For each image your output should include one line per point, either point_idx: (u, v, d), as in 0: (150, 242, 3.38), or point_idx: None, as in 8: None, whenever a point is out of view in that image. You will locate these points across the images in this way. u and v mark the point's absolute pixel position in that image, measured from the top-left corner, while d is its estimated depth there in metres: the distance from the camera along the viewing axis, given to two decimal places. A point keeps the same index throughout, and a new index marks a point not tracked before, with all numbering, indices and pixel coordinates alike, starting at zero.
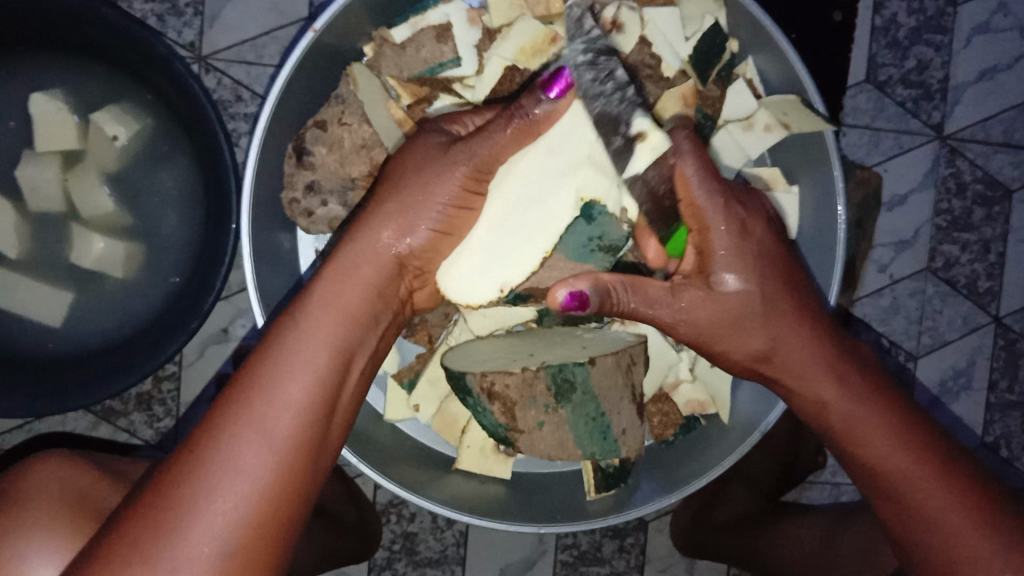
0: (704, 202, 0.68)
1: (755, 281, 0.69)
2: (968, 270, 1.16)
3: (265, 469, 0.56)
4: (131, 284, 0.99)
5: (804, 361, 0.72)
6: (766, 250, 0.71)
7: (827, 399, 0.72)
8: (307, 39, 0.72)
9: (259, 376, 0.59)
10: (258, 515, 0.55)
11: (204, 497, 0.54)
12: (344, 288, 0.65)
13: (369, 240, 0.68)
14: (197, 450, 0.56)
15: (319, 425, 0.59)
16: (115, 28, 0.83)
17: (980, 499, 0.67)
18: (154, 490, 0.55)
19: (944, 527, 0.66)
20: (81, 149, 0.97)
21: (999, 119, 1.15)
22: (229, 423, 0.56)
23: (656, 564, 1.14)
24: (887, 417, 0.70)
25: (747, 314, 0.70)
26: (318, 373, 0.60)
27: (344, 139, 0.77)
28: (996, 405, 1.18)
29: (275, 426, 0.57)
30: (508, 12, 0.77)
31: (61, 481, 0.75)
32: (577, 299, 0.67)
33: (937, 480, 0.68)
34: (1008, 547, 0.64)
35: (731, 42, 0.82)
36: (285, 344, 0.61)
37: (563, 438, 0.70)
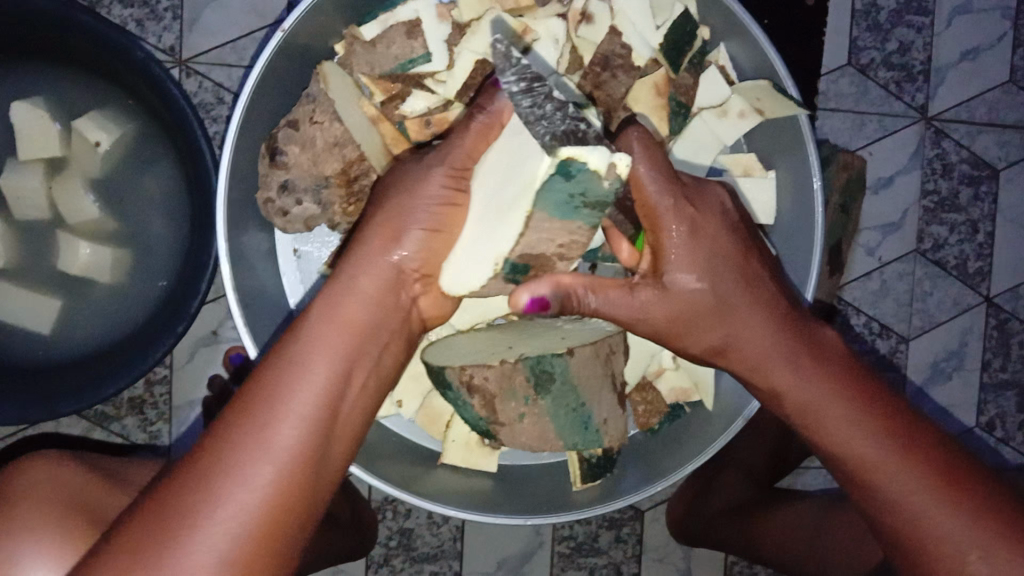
0: (656, 203, 0.68)
1: (710, 279, 0.69)
2: (957, 251, 1.16)
3: (265, 483, 0.54)
4: (118, 290, 1.00)
5: (759, 350, 0.70)
6: (718, 244, 0.70)
7: (779, 388, 0.70)
8: (278, 39, 0.72)
9: (263, 384, 0.58)
10: (258, 530, 0.53)
11: (203, 510, 0.53)
12: (350, 293, 0.64)
13: (370, 254, 0.66)
14: (202, 458, 0.55)
15: (322, 438, 0.58)
16: (92, 34, 0.83)
17: (945, 474, 0.63)
18: (158, 502, 0.54)
19: (904, 507, 0.63)
20: (64, 156, 0.97)
21: (984, 99, 1.15)
22: (234, 437, 0.55)
23: (653, 553, 1.15)
24: (842, 399, 0.67)
25: (702, 312, 0.70)
26: (321, 387, 0.58)
27: (316, 138, 0.75)
28: (989, 385, 1.18)
29: (276, 440, 0.55)
30: (476, 9, 0.78)
31: (55, 480, 0.76)
32: (538, 302, 0.65)
33: (900, 458, 0.64)
34: (971, 522, 0.60)
35: (703, 29, 0.82)
36: (288, 358, 0.59)
37: (544, 429, 0.72)
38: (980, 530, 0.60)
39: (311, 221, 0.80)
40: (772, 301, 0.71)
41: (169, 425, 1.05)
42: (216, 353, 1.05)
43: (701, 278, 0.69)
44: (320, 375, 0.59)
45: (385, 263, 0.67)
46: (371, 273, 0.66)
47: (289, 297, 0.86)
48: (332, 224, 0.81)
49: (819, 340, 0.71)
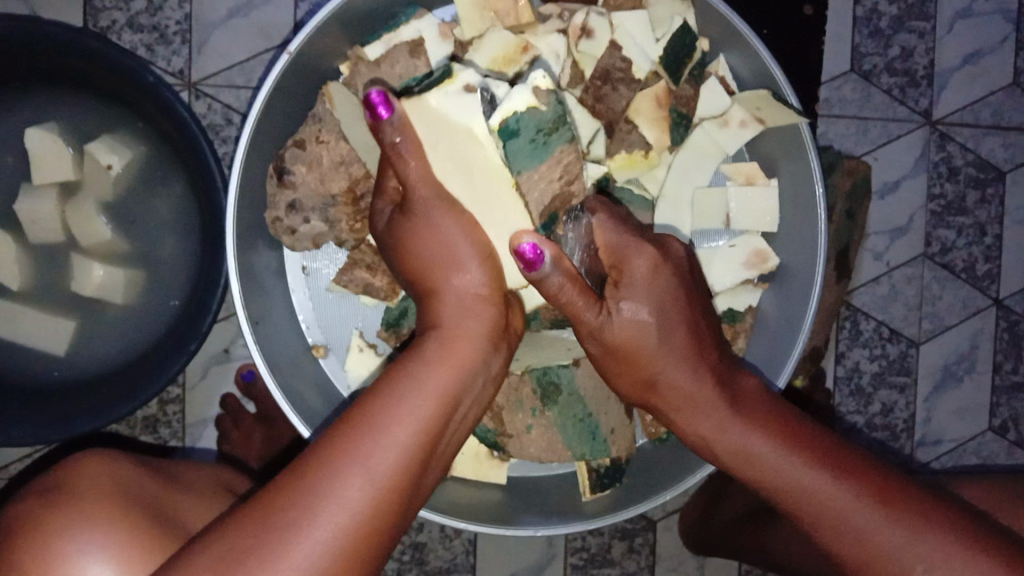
0: (615, 241, 0.70)
1: (650, 313, 0.68)
2: (965, 253, 1.16)
3: (361, 505, 0.53)
4: (132, 310, 1.01)
5: (684, 391, 0.68)
6: (671, 285, 0.70)
7: (705, 432, 0.67)
8: (284, 61, 0.74)
9: (366, 412, 0.57)
10: (348, 548, 0.52)
11: (298, 524, 0.52)
12: (455, 336, 0.64)
13: (454, 288, 0.67)
14: (301, 473, 0.54)
15: (418, 467, 0.57)
16: (104, 60, 0.85)
17: (882, 493, 0.59)
18: (253, 515, 0.53)
19: (847, 531, 0.59)
20: (77, 180, 0.99)
21: (988, 102, 1.15)
22: (335, 456, 0.54)
23: (666, 563, 1.15)
24: (767, 435, 0.64)
25: (642, 348, 0.68)
26: (425, 418, 0.58)
27: (322, 156, 0.77)
28: (1001, 388, 1.18)
29: (378, 461, 0.54)
30: (479, 25, 0.79)
31: (111, 475, 0.75)
32: (534, 249, 0.65)
33: (837, 480, 0.60)
34: (912, 536, 0.57)
35: (703, 41, 0.84)
36: (396, 387, 0.59)
37: (552, 439, 0.75)
38: (928, 546, 0.56)
39: (319, 239, 0.81)
40: (695, 344, 0.69)
41: (183, 443, 1.06)
42: (228, 372, 1.06)
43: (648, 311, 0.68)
44: (424, 405, 0.58)
45: (473, 302, 0.66)
46: (468, 314, 0.66)
47: (298, 315, 0.87)
48: (339, 242, 0.81)
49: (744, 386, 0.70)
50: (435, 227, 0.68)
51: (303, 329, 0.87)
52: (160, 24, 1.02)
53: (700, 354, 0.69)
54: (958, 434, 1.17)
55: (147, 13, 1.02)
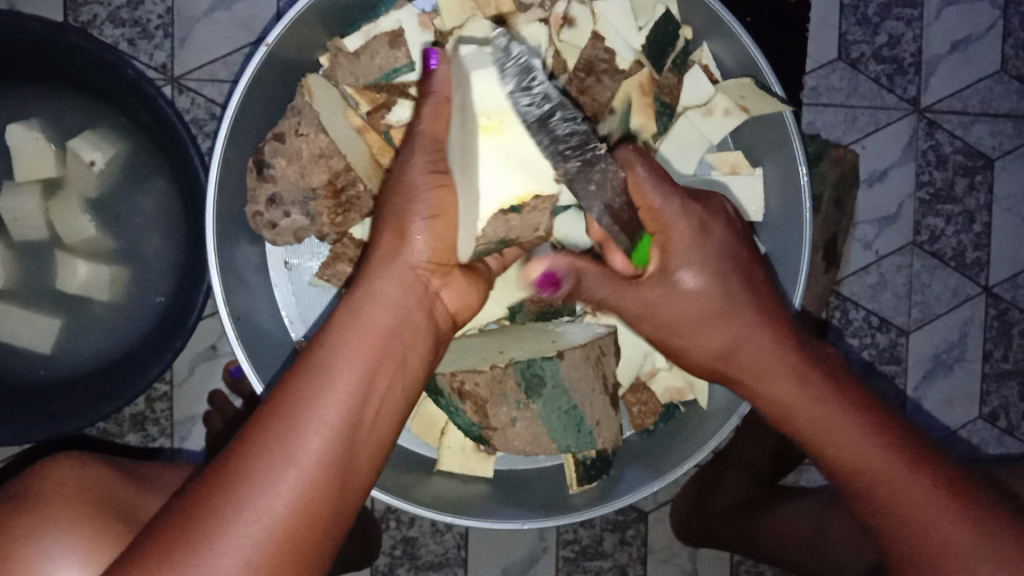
0: (664, 205, 0.66)
1: (714, 281, 0.68)
2: (954, 242, 1.16)
3: (292, 492, 0.51)
4: (117, 307, 1.00)
5: (758, 360, 0.69)
6: (725, 247, 0.69)
7: (785, 402, 0.68)
8: (262, 53, 0.73)
9: (292, 395, 0.54)
10: (281, 534, 0.50)
11: (230, 519, 0.49)
12: (382, 305, 0.61)
13: (392, 253, 0.65)
14: (228, 464, 0.52)
15: (352, 446, 0.54)
16: (84, 54, 0.84)
17: (959, 492, 0.61)
18: (184, 511, 0.51)
19: (920, 524, 0.60)
20: (59, 177, 0.98)
21: (976, 89, 1.15)
22: (264, 444, 0.52)
23: (658, 555, 1.15)
24: (850, 412, 0.66)
25: (703, 313, 0.68)
26: (352, 393, 0.55)
27: (302, 149, 0.75)
28: (991, 375, 1.18)
29: (304, 444, 0.52)
30: (458, 15, 0.78)
31: (82, 481, 0.75)
32: (551, 278, 0.66)
33: (912, 473, 0.62)
34: (986, 541, 0.59)
35: (685, 29, 0.82)
36: (322, 363, 0.56)
37: (537, 432, 0.74)
38: (994, 547, 0.58)
39: (299, 233, 0.81)
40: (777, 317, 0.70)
41: (171, 440, 1.05)
42: (216, 368, 1.06)
43: (704, 278, 0.68)
44: (351, 381, 0.55)
45: (410, 266, 0.64)
46: (402, 277, 0.63)
47: (281, 311, 0.86)
48: (320, 236, 0.81)
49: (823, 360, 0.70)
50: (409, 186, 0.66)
51: (286, 324, 0.86)
52: (141, 19, 1.01)
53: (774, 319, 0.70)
54: (949, 423, 1.17)
55: (128, 7, 1.01)
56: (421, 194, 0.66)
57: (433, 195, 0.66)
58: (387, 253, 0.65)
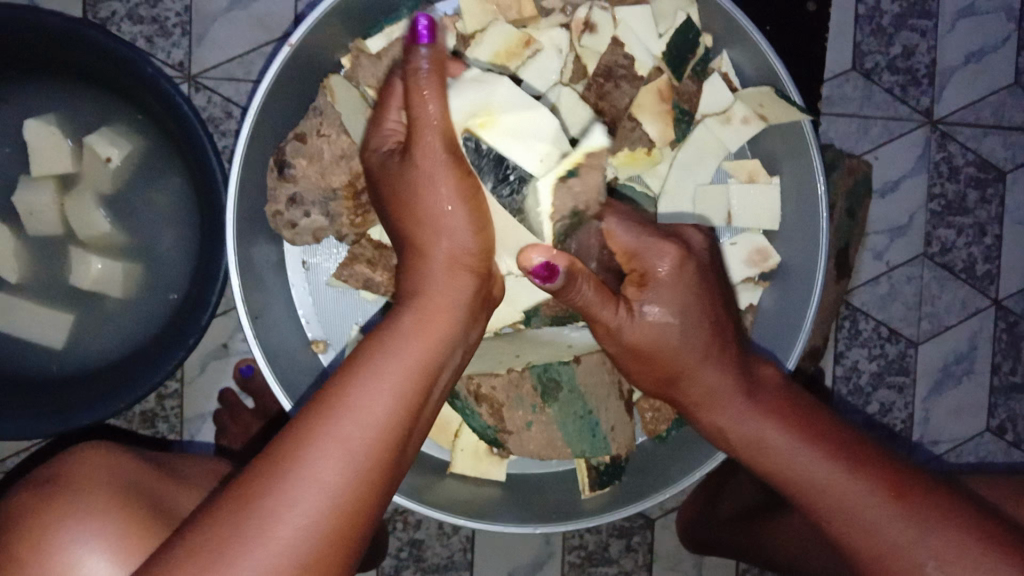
0: (636, 245, 0.69)
1: (676, 312, 0.68)
2: (965, 253, 1.16)
3: (345, 478, 0.52)
4: (130, 303, 1.00)
5: (708, 391, 0.70)
6: (695, 283, 0.69)
7: (723, 425, 0.71)
8: (284, 54, 0.74)
9: (344, 388, 0.55)
10: (336, 523, 0.51)
11: (284, 499, 0.50)
12: (429, 308, 0.61)
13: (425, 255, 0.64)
14: (279, 452, 0.52)
15: (398, 442, 0.55)
16: (104, 51, 0.84)
17: (896, 487, 0.64)
18: (231, 499, 0.51)
19: (865, 523, 0.63)
20: (75, 173, 0.98)
21: (989, 101, 1.15)
22: (313, 436, 0.52)
23: (664, 561, 1.15)
24: (785, 431, 0.68)
25: (668, 347, 0.69)
26: (406, 391, 0.56)
27: (324, 150, 0.77)
28: (999, 388, 1.18)
29: (354, 437, 0.53)
30: (481, 19, 0.79)
31: (107, 466, 0.75)
32: (548, 268, 0.62)
33: (853, 478, 0.64)
34: (923, 531, 0.61)
35: (706, 36, 0.83)
36: (373, 360, 0.57)
37: (552, 437, 0.75)
38: (936, 535, 0.61)
39: (319, 233, 0.80)
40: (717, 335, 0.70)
41: (181, 438, 1.05)
42: (227, 366, 1.06)
43: (670, 312, 0.68)
44: (398, 379, 0.56)
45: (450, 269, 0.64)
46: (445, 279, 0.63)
47: (297, 310, 0.87)
48: (339, 236, 0.81)
49: (757, 376, 0.72)
50: (430, 186, 0.62)
51: (303, 324, 0.87)
52: (160, 16, 1.01)
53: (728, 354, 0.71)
54: (956, 435, 1.17)
55: (146, 5, 1.01)
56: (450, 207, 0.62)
57: (463, 206, 0.63)
58: (436, 256, 0.63)
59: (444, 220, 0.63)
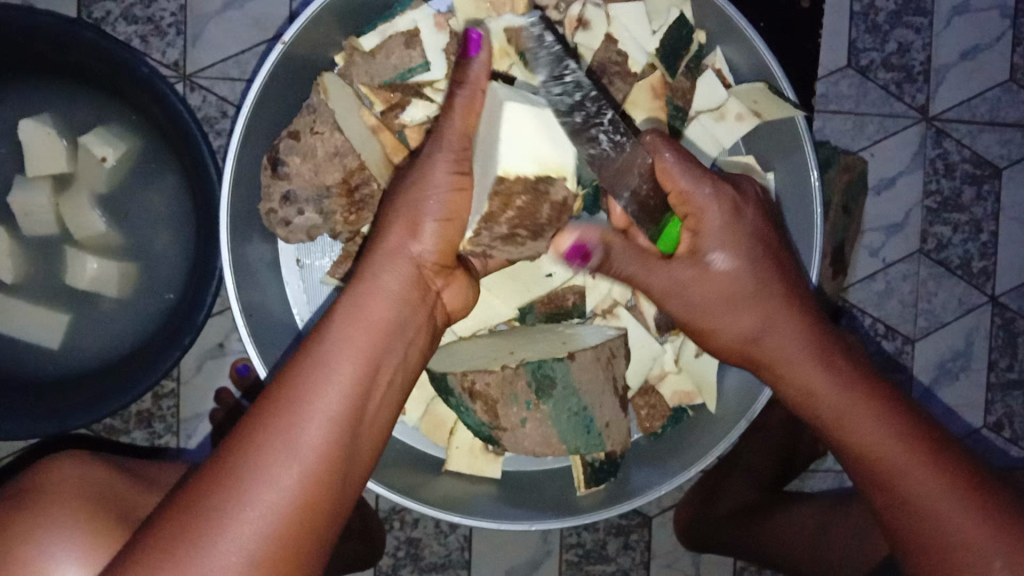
0: (691, 188, 0.68)
1: (744, 259, 0.70)
2: (961, 250, 1.16)
3: (291, 484, 0.51)
4: (126, 303, 1.00)
5: (780, 353, 0.71)
6: (754, 224, 0.71)
7: (797, 388, 0.70)
8: (277, 53, 0.74)
9: (286, 390, 0.54)
10: (284, 528, 0.51)
11: (231, 509, 0.50)
12: (372, 298, 0.61)
13: (388, 251, 0.64)
14: (227, 461, 0.52)
15: (347, 442, 0.54)
16: (98, 50, 0.84)
17: (969, 484, 0.63)
18: (183, 507, 0.51)
19: (930, 513, 0.63)
20: (70, 172, 0.98)
21: (985, 98, 1.15)
22: (263, 440, 0.52)
23: (661, 559, 1.14)
24: (871, 407, 0.67)
25: (737, 291, 0.71)
26: (348, 386, 0.55)
27: (317, 148, 0.76)
28: (996, 385, 1.18)
29: (302, 440, 0.52)
30: (474, 16, 0.79)
31: (81, 478, 0.75)
32: (673, 142, 0.68)
33: (929, 464, 0.64)
34: (990, 527, 0.61)
35: (699, 33, 0.83)
36: (313, 355, 0.56)
37: (547, 433, 0.74)
38: (1003, 540, 0.60)
39: (312, 230, 0.80)
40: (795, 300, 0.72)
41: (177, 438, 1.05)
42: (223, 365, 1.06)
43: (737, 258, 0.70)
44: (339, 374, 0.55)
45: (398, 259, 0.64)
46: (392, 269, 0.63)
47: (292, 308, 0.87)
48: (333, 235, 0.81)
49: (849, 352, 0.72)
50: (427, 183, 0.66)
51: (297, 322, 0.87)
52: (154, 16, 1.01)
53: (813, 324, 0.72)
54: (953, 432, 1.17)
55: (141, 5, 1.01)
56: (438, 194, 0.65)
57: (449, 197, 0.65)
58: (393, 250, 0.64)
59: (419, 213, 0.65)
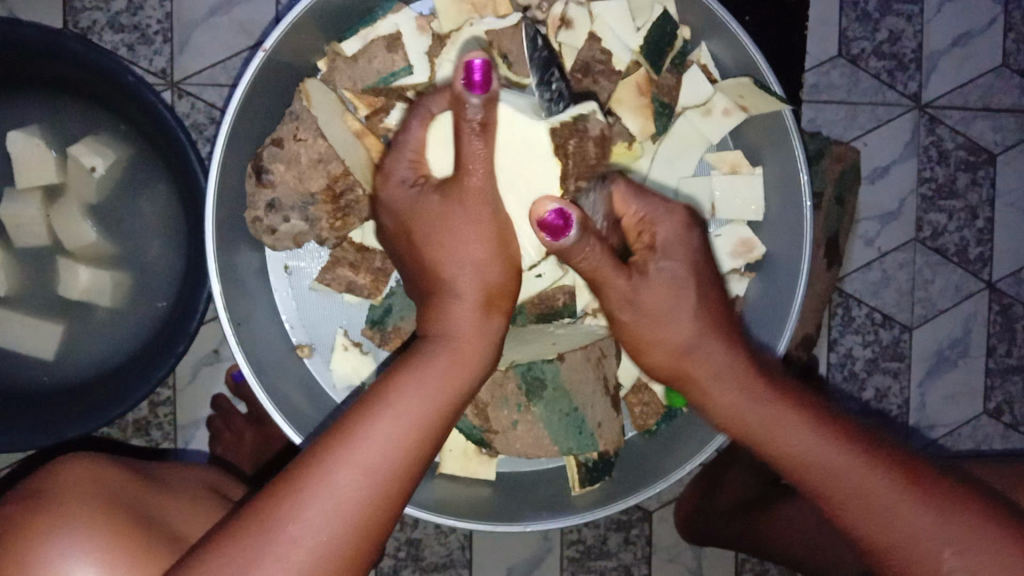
0: (646, 211, 0.68)
1: (678, 268, 0.65)
2: (957, 237, 1.16)
3: (361, 503, 0.56)
4: (119, 313, 1.00)
5: (704, 366, 0.65)
6: (687, 239, 0.67)
7: (716, 401, 0.65)
8: (258, 59, 0.73)
9: (372, 413, 0.59)
10: (348, 544, 0.55)
11: (305, 510, 0.55)
12: (456, 336, 0.63)
13: (457, 275, 0.64)
14: (308, 467, 0.57)
15: (413, 464, 0.58)
16: (84, 60, 0.84)
17: (906, 475, 0.61)
18: (265, 503, 0.56)
19: (879, 514, 0.60)
20: (60, 183, 0.98)
21: (977, 84, 1.14)
22: (342, 453, 0.57)
23: (663, 553, 1.14)
24: (799, 416, 0.63)
25: (663, 302, 0.65)
26: (424, 427, 0.59)
27: (300, 154, 0.76)
28: (995, 371, 1.17)
29: (375, 466, 0.57)
30: (457, 18, 0.80)
31: (97, 482, 0.75)
32: (562, 215, 0.62)
33: (855, 461, 0.61)
34: (941, 521, 0.58)
35: (683, 28, 0.83)
36: (401, 387, 0.60)
37: (539, 435, 0.75)
38: (957, 525, 0.58)
39: (300, 237, 0.80)
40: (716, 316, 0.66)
41: (174, 445, 1.05)
42: (219, 372, 1.06)
43: (670, 265, 0.65)
44: (425, 411, 0.60)
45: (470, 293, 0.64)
46: (466, 305, 0.64)
47: (280, 315, 0.87)
48: (321, 241, 0.81)
49: (765, 365, 0.68)
50: (450, 219, 0.63)
51: (287, 329, 0.87)
52: (141, 24, 1.01)
53: (725, 333, 0.66)
54: (952, 420, 1.17)
55: (127, 13, 1.00)
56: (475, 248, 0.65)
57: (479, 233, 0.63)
58: (460, 284, 0.64)
59: (459, 253, 0.63)
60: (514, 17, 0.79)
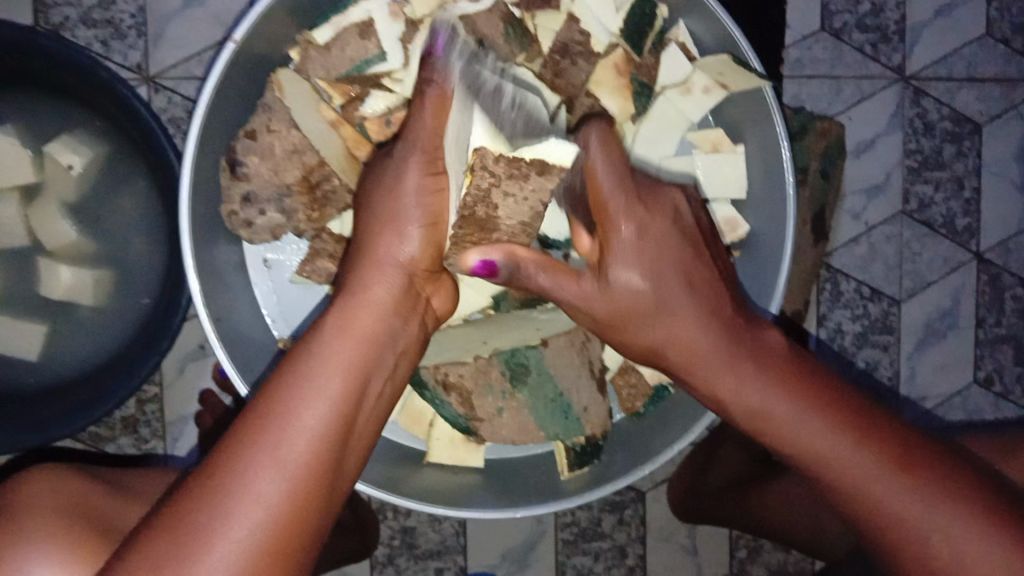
0: (609, 194, 0.67)
1: (648, 275, 0.67)
2: (943, 209, 1.15)
3: (279, 492, 0.52)
4: (102, 311, 0.99)
5: (693, 353, 0.67)
6: (662, 240, 0.67)
7: (705, 383, 0.68)
8: (227, 51, 0.72)
9: (273, 408, 0.55)
10: (275, 539, 0.52)
11: (218, 518, 0.51)
12: (357, 313, 0.62)
13: (377, 254, 0.66)
14: (211, 481, 0.52)
15: (335, 453, 0.56)
16: (54, 56, 0.82)
17: (904, 461, 0.62)
18: (168, 522, 0.52)
19: (871, 499, 0.62)
20: (38, 181, 0.97)
21: (961, 54, 1.13)
22: (236, 452, 0.53)
23: (657, 534, 1.14)
24: (787, 395, 0.65)
25: (642, 312, 0.68)
26: (336, 400, 0.56)
27: (274, 146, 0.75)
28: (984, 341, 1.17)
29: (288, 452, 0.53)
30: (429, 3, 0.79)
31: (58, 493, 0.75)
32: (486, 266, 0.67)
33: (860, 450, 0.62)
34: (933, 505, 0.60)
35: (662, 8, 0.82)
36: (295, 375, 0.57)
37: (524, 421, 0.76)
38: (943, 511, 0.60)
39: (278, 230, 0.80)
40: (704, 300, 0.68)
41: (164, 442, 1.04)
42: (206, 366, 1.05)
43: (644, 275, 0.67)
44: (330, 389, 0.56)
45: (387, 271, 0.66)
46: (379, 285, 0.65)
47: (262, 309, 0.86)
48: (299, 233, 0.81)
49: (757, 331, 0.69)
50: (401, 188, 0.67)
51: (268, 323, 0.86)
52: (113, 17, 0.99)
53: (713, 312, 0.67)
54: (943, 390, 1.17)
55: (98, 7, 0.99)
56: (417, 202, 0.67)
57: (428, 201, 0.67)
58: (379, 255, 0.66)
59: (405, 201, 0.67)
60: (490, 2, 0.77)
